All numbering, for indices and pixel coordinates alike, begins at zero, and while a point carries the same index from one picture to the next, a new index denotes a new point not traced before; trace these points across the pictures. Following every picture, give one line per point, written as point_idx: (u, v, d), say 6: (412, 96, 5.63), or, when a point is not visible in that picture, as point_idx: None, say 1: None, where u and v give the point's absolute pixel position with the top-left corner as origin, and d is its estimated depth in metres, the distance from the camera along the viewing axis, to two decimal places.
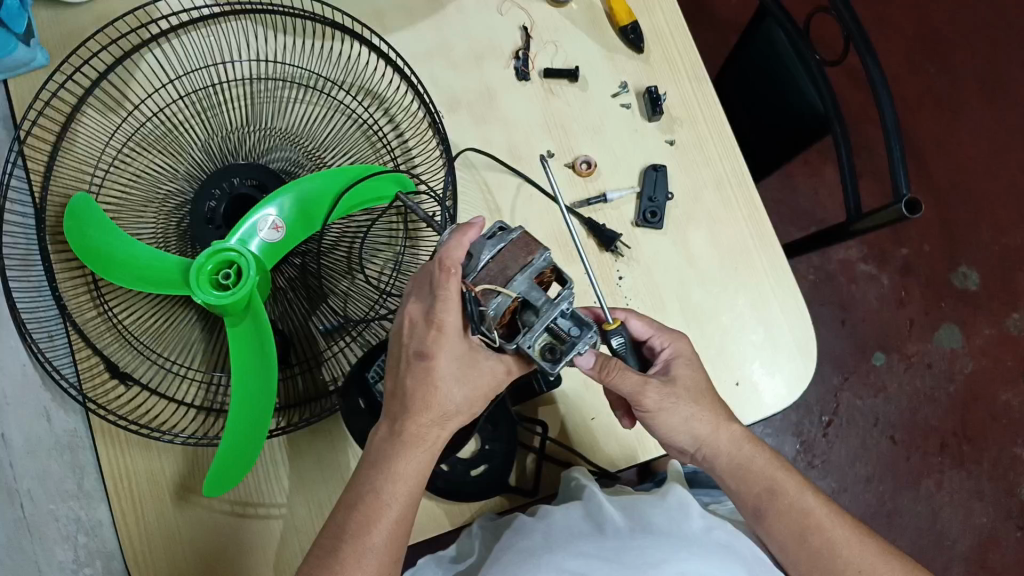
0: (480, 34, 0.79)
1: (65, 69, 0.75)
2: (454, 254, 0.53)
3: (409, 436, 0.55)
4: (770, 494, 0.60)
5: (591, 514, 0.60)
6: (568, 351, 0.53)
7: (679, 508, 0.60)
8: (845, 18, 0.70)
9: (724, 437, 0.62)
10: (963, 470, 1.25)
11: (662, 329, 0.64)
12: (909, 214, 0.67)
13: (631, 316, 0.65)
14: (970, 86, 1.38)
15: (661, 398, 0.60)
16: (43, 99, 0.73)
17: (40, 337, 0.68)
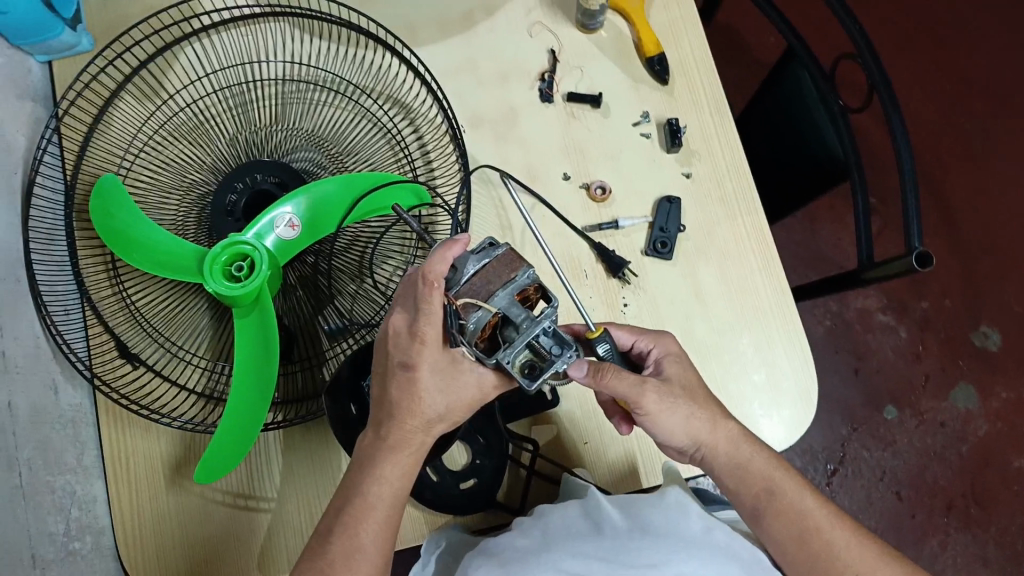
0: (509, 55, 0.81)
1: (106, 56, 0.77)
2: (437, 267, 0.53)
3: (396, 441, 0.56)
4: (768, 494, 0.60)
5: (589, 514, 0.59)
6: (545, 369, 0.52)
7: (678, 510, 0.59)
8: (871, 68, 0.69)
9: (722, 434, 0.61)
10: (968, 533, 1.22)
11: (646, 332, 0.65)
12: (920, 268, 0.66)
13: (614, 327, 0.65)
14: (1007, 146, 1.37)
15: (662, 398, 0.59)
16: (83, 83, 0.76)
17: (55, 312, 0.70)
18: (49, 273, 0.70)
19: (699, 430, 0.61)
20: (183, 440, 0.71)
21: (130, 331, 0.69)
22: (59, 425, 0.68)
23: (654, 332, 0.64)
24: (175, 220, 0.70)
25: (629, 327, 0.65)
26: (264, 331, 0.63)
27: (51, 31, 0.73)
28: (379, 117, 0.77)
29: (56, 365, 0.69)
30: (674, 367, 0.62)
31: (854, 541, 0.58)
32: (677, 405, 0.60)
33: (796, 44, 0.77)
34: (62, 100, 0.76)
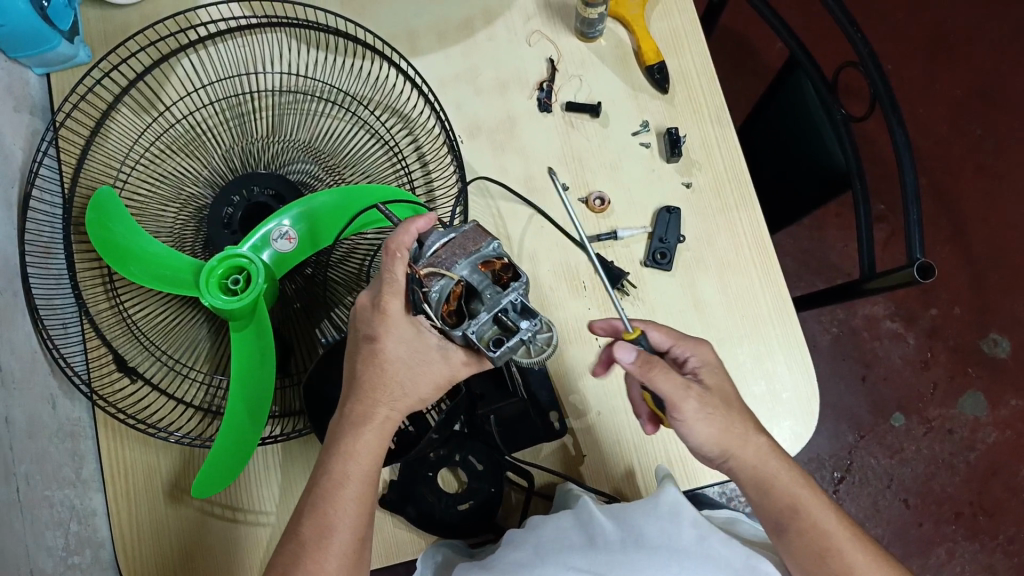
0: (508, 65, 0.81)
1: (104, 68, 0.78)
2: (401, 239, 0.56)
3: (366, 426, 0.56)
4: (792, 512, 0.59)
5: (583, 524, 0.58)
6: (511, 339, 0.51)
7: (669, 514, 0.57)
8: (874, 77, 0.68)
9: (751, 449, 0.59)
10: (976, 542, 1.21)
11: (685, 338, 0.62)
12: (922, 280, 0.65)
13: (652, 325, 0.63)
14: (1017, 151, 1.35)
15: (700, 409, 0.57)
16: (79, 95, 0.76)
17: (54, 326, 0.70)
18: (46, 287, 0.70)
19: (730, 440, 0.58)
20: (181, 453, 0.70)
21: (127, 343, 0.68)
22: (57, 439, 0.68)
23: (693, 340, 0.62)
24: (172, 233, 0.69)
25: (668, 330, 0.63)
26: (259, 344, 0.63)
27: (49, 43, 0.73)
28: (376, 127, 0.76)
29: (54, 379, 0.70)
30: (713, 380, 0.60)
31: (853, 558, 0.58)
32: (714, 418, 0.58)
33: (799, 54, 0.76)
34: (60, 113, 0.76)
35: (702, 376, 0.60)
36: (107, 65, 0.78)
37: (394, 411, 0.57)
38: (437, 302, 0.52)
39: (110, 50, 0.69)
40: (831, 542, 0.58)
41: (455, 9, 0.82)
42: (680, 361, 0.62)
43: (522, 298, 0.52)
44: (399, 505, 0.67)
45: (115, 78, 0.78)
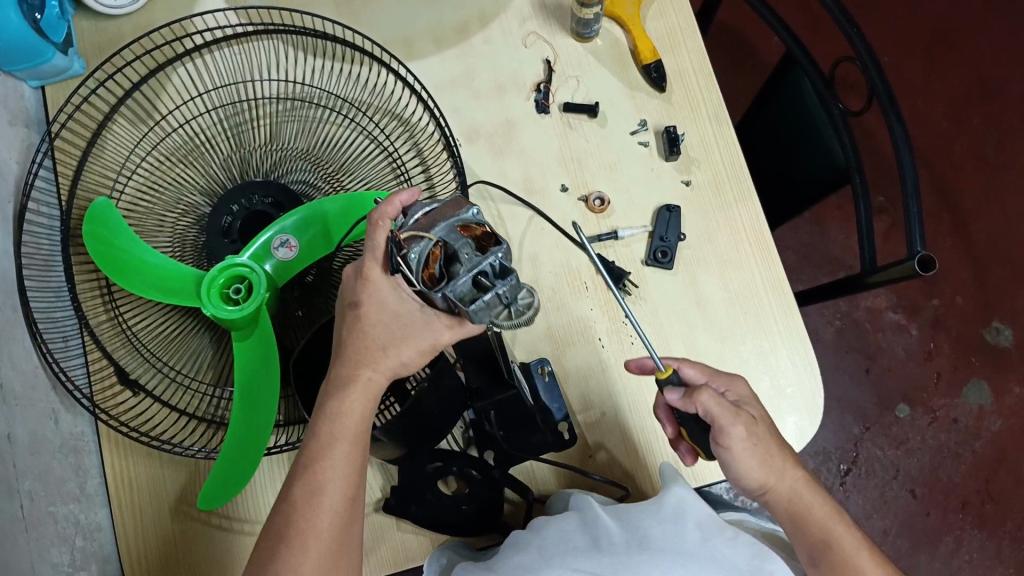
0: (505, 68, 0.80)
1: (98, 79, 0.77)
2: (384, 212, 0.57)
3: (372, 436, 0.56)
4: (824, 547, 0.59)
5: (588, 524, 0.57)
6: (487, 295, 0.51)
7: (673, 518, 0.57)
8: (871, 72, 0.68)
9: (788, 481, 0.59)
10: (984, 531, 1.21)
11: (719, 374, 0.63)
12: (923, 273, 0.65)
13: (686, 364, 0.64)
14: (1015, 139, 1.35)
15: (745, 438, 0.57)
16: (74, 107, 0.76)
17: (54, 341, 0.70)
18: (45, 302, 0.70)
19: (770, 474, 0.59)
20: (184, 464, 0.70)
21: (128, 355, 0.68)
22: (60, 454, 0.68)
23: (728, 375, 0.63)
24: (172, 244, 0.69)
25: (702, 367, 0.64)
26: (262, 352, 0.63)
27: (43, 56, 0.73)
28: (373, 132, 0.76)
29: (56, 395, 0.69)
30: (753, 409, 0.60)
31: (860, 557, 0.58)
32: (757, 450, 0.58)
33: (796, 50, 0.75)
34: (55, 125, 0.76)
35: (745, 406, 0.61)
36: (102, 76, 0.78)
37: (378, 375, 0.57)
38: (416, 264, 0.53)
39: (106, 61, 0.69)
40: (843, 553, 0.58)
41: (450, 13, 0.82)
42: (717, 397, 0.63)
43: (501, 260, 0.52)
44: (400, 506, 0.67)
45: (110, 88, 0.78)
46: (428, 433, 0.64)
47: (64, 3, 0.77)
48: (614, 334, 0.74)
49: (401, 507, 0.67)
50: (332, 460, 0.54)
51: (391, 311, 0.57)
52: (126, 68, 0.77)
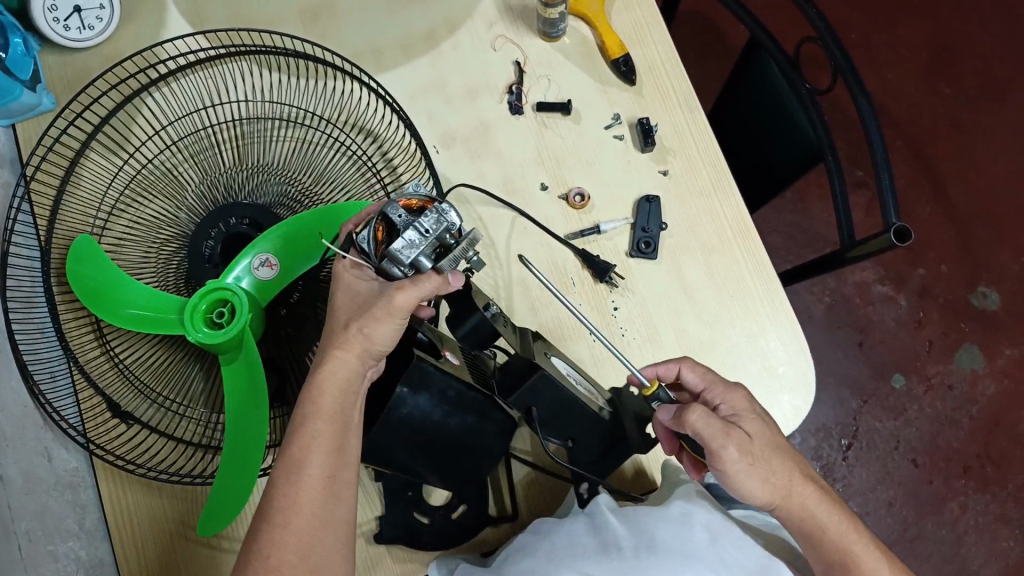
0: (474, 72, 0.80)
1: (66, 117, 0.77)
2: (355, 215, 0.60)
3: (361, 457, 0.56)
4: (844, 569, 0.58)
5: (597, 531, 0.57)
6: (410, 235, 0.52)
7: (679, 520, 0.56)
8: (833, 51, 0.68)
9: (796, 506, 0.59)
10: (988, 493, 1.22)
11: (716, 382, 0.64)
12: (900, 244, 0.65)
13: (684, 367, 0.65)
14: (988, 104, 1.36)
15: (740, 458, 0.57)
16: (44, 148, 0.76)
17: (43, 378, 0.70)
18: (31, 340, 0.70)
19: (775, 491, 0.58)
20: (183, 492, 0.70)
21: (120, 388, 0.68)
22: (56, 492, 0.67)
23: (724, 385, 0.63)
24: (155, 273, 0.69)
25: (701, 371, 0.65)
26: (250, 373, 0.62)
27: (9, 93, 0.73)
28: (348, 145, 0.76)
29: (48, 432, 0.69)
30: (749, 425, 0.60)
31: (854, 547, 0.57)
32: (753, 470, 0.57)
33: (760, 32, 0.76)
34: (28, 166, 0.76)
35: (741, 423, 0.60)
36: (70, 112, 0.78)
37: (349, 356, 0.56)
38: (366, 246, 0.55)
39: (73, 96, 0.69)
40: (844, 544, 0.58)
41: (416, 21, 0.82)
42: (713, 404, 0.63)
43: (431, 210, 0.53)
44: (412, 537, 0.68)
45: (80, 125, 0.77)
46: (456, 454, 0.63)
47: (28, 40, 0.77)
48: (604, 327, 0.74)
49: (415, 540, 0.68)
50: (329, 479, 0.54)
51: (369, 321, 0.55)
52: (94, 102, 0.77)
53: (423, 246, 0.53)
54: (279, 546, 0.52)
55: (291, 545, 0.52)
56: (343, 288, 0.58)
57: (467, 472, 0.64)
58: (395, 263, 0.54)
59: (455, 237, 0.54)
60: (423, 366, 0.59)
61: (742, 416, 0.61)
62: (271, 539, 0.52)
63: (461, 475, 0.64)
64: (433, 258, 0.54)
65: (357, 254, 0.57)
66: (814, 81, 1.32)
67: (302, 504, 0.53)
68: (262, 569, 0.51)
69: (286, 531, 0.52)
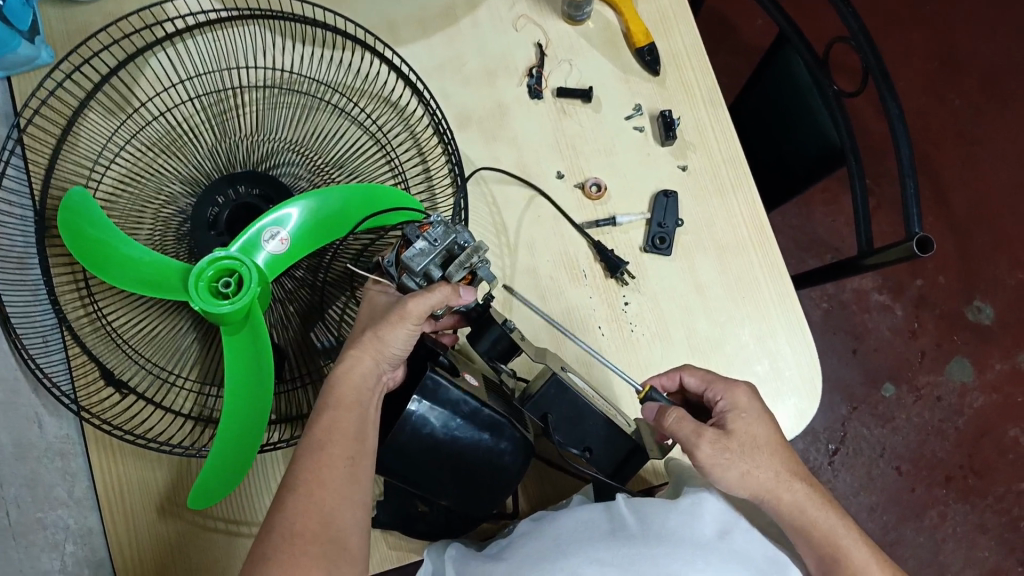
0: (495, 51, 0.79)
1: (64, 71, 0.74)
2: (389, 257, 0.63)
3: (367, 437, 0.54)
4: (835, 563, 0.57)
5: (608, 514, 0.54)
6: (417, 243, 0.55)
7: (690, 510, 0.54)
8: (865, 51, 0.68)
9: (792, 505, 0.58)
10: (968, 504, 1.23)
11: (718, 380, 0.63)
12: (920, 253, 0.64)
13: (686, 372, 0.65)
14: (995, 118, 1.36)
15: (715, 453, 0.58)
16: (41, 100, 0.73)
17: (35, 341, 0.67)
18: (23, 299, 0.68)
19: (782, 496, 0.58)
20: (177, 465, 0.69)
21: (113, 356, 0.66)
22: (47, 459, 0.65)
23: (724, 382, 0.63)
24: (153, 237, 0.65)
25: (703, 373, 0.64)
26: (256, 349, 0.59)
27: (7, 44, 0.70)
28: (364, 122, 0.73)
29: (38, 398, 0.67)
30: (739, 425, 0.60)
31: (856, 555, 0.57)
32: (733, 463, 0.58)
33: (789, 30, 0.75)
34: (23, 116, 0.73)
35: (727, 422, 0.60)
36: (69, 66, 0.75)
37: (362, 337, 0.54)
38: (390, 269, 0.58)
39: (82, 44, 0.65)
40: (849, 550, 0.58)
41: None
42: (713, 403, 0.63)
43: (439, 223, 0.56)
44: (407, 524, 0.67)
45: (81, 79, 0.74)
46: (470, 477, 0.58)
47: None
48: (613, 321, 0.73)
49: (409, 526, 0.67)
50: (333, 462, 0.52)
51: (383, 326, 0.55)
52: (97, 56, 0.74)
53: (433, 254, 0.56)
54: (280, 529, 0.50)
55: (297, 529, 0.50)
56: (366, 305, 0.60)
57: (477, 495, 0.59)
58: (409, 274, 0.56)
59: (462, 248, 0.56)
60: (436, 375, 0.57)
61: (755, 416, 0.60)
62: (296, 509, 0.50)
63: (472, 499, 0.60)
64: (443, 270, 0.57)
65: (385, 278, 0.60)
66: (841, 85, 1.32)
67: (325, 475, 0.52)
68: (289, 534, 0.49)
69: (311, 501, 0.51)
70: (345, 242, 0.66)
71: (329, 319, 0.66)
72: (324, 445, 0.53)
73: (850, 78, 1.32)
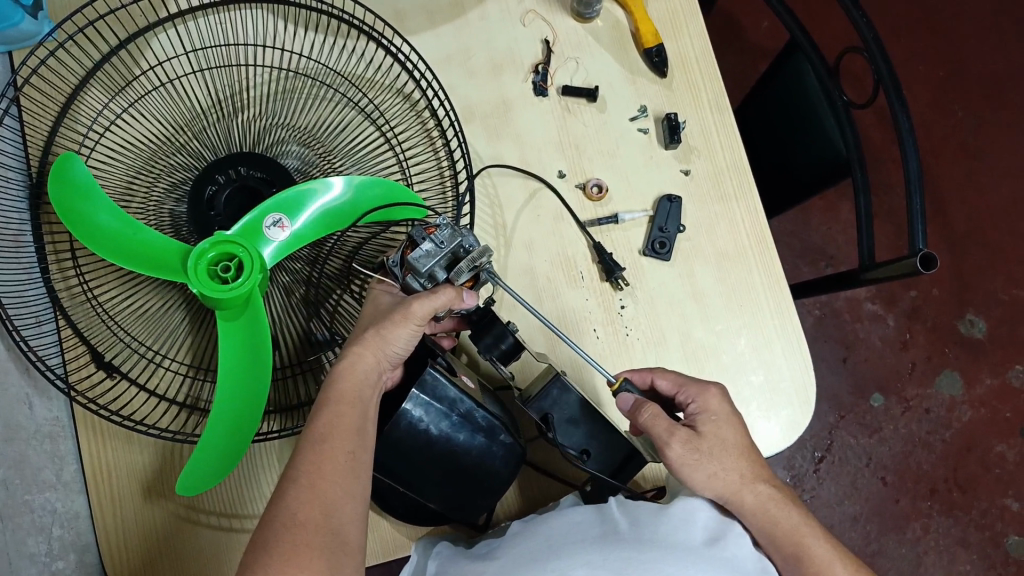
0: (502, 46, 0.78)
1: (64, 31, 0.72)
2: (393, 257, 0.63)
3: (358, 431, 0.54)
4: (797, 561, 0.55)
5: (603, 519, 0.54)
6: (426, 244, 0.56)
7: (684, 517, 0.53)
8: (878, 62, 0.67)
9: (781, 516, 0.57)
10: (950, 517, 1.24)
11: (690, 383, 0.62)
12: (924, 270, 0.64)
13: (658, 374, 0.64)
14: (996, 133, 1.36)
15: (684, 452, 0.58)
16: (38, 59, 0.71)
17: (27, 322, 0.67)
18: (17, 279, 0.67)
19: (769, 505, 0.57)
20: (168, 453, 0.68)
21: (105, 337, 0.65)
22: (36, 441, 0.65)
23: (697, 385, 0.62)
24: (146, 213, 0.64)
25: (675, 377, 0.63)
26: (256, 334, 0.58)
27: (7, 18, 0.68)
28: (371, 113, 0.72)
29: (29, 380, 0.66)
30: (709, 427, 0.60)
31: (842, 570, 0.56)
32: (702, 463, 0.58)
33: (801, 37, 0.74)
34: (19, 75, 0.71)
35: (698, 425, 0.60)
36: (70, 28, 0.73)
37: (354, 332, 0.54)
38: (395, 269, 0.59)
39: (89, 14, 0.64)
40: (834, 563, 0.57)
41: None
42: (684, 406, 0.62)
43: (446, 224, 0.57)
44: (385, 506, 0.66)
45: (82, 42, 0.73)
46: (464, 477, 0.58)
47: None
48: (610, 324, 0.72)
49: (409, 515, 0.66)
50: (322, 455, 0.52)
51: (386, 325, 0.56)
52: (100, 20, 0.72)
53: (438, 256, 0.56)
54: (266, 522, 0.49)
55: (283, 522, 0.49)
56: (369, 304, 0.60)
57: (469, 497, 0.59)
58: (414, 275, 0.57)
59: (468, 252, 0.57)
60: (436, 371, 0.57)
61: (724, 420, 0.60)
62: (298, 499, 0.50)
63: (463, 500, 0.59)
64: (447, 272, 0.57)
65: (389, 277, 0.61)
66: (854, 98, 1.32)
67: (321, 467, 0.51)
68: (290, 524, 0.48)
69: (313, 493, 0.50)
70: (345, 234, 0.65)
71: (324, 311, 0.65)
72: (326, 437, 0.52)
73: (858, 87, 1.32)
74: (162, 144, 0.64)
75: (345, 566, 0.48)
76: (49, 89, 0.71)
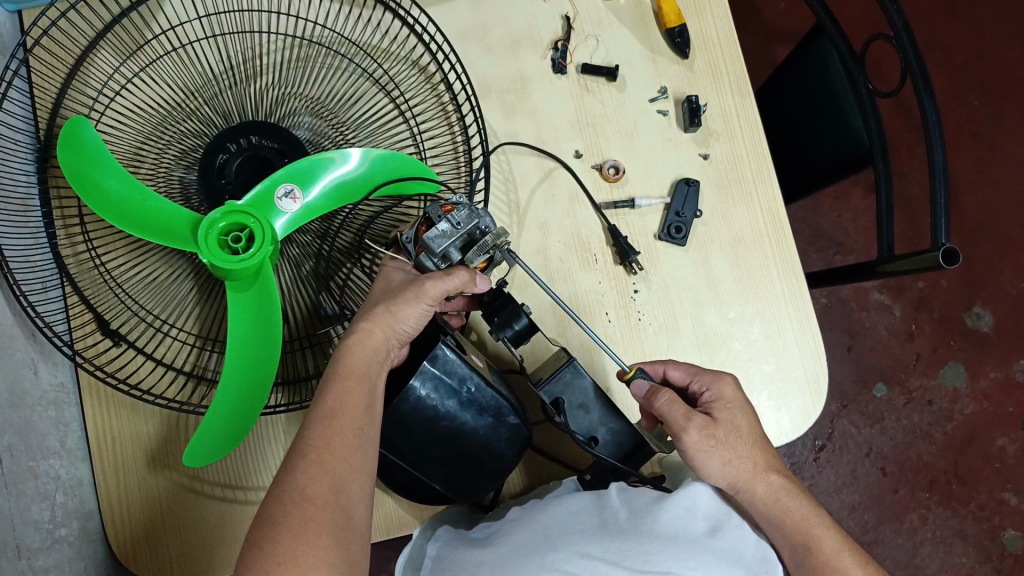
0: (521, 20, 0.76)
1: None
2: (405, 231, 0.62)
3: (369, 407, 0.53)
4: (806, 550, 0.55)
5: (602, 509, 0.53)
6: (442, 225, 0.56)
7: (684, 506, 0.53)
8: (907, 52, 0.66)
9: (791, 505, 0.57)
10: (949, 508, 1.24)
11: (704, 373, 0.62)
12: (946, 265, 0.62)
13: (671, 365, 0.64)
14: (1013, 126, 1.35)
15: (700, 439, 0.58)
16: (49, 21, 0.69)
17: (32, 288, 0.66)
18: (24, 243, 0.65)
19: (779, 495, 0.57)
20: (173, 424, 0.67)
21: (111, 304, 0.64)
22: (40, 407, 0.65)
23: (713, 373, 0.62)
24: (155, 178, 0.63)
25: (689, 366, 0.63)
26: (265, 306, 0.57)
27: None
28: (384, 84, 0.71)
29: (34, 346, 0.66)
30: (725, 415, 0.59)
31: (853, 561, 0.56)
32: (716, 451, 0.57)
33: (827, 21, 0.73)
34: (30, 35, 0.70)
35: (712, 412, 0.60)
36: None
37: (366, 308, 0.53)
38: (409, 245, 0.58)
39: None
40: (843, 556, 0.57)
41: None
42: (699, 394, 0.62)
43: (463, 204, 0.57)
44: (390, 482, 0.66)
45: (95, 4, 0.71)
46: (469, 461, 0.58)
47: None
48: (621, 308, 0.72)
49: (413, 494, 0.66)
50: (331, 432, 0.51)
51: (398, 303, 0.55)
52: None
53: (453, 237, 0.56)
54: (274, 497, 0.48)
55: (290, 497, 0.48)
56: (380, 281, 0.59)
57: (473, 478, 0.59)
58: (428, 254, 0.57)
59: (483, 233, 0.57)
60: (447, 349, 0.56)
61: (739, 409, 0.60)
62: (309, 474, 0.49)
63: (466, 483, 0.59)
64: (463, 253, 0.57)
65: (402, 254, 0.60)
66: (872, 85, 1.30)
67: (331, 443, 0.50)
68: (299, 499, 0.48)
69: (323, 468, 0.49)
70: (357, 208, 0.64)
71: (335, 286, 0.64)
72: (334, 413, 0.52)
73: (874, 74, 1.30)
74: (173, 109, 0.63)
75: (353, 545, 0.48)
76: (59, 51, 0.69)
